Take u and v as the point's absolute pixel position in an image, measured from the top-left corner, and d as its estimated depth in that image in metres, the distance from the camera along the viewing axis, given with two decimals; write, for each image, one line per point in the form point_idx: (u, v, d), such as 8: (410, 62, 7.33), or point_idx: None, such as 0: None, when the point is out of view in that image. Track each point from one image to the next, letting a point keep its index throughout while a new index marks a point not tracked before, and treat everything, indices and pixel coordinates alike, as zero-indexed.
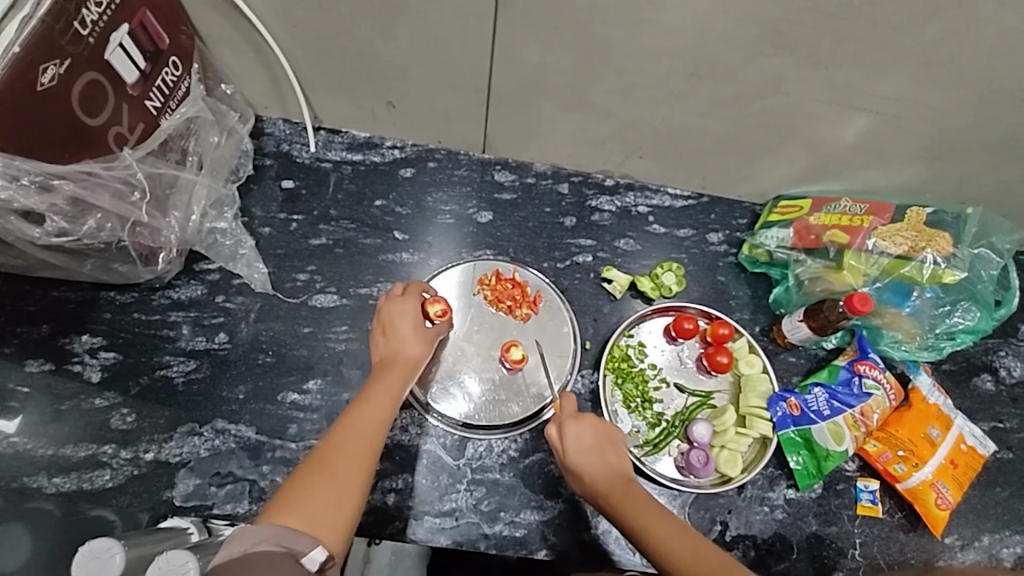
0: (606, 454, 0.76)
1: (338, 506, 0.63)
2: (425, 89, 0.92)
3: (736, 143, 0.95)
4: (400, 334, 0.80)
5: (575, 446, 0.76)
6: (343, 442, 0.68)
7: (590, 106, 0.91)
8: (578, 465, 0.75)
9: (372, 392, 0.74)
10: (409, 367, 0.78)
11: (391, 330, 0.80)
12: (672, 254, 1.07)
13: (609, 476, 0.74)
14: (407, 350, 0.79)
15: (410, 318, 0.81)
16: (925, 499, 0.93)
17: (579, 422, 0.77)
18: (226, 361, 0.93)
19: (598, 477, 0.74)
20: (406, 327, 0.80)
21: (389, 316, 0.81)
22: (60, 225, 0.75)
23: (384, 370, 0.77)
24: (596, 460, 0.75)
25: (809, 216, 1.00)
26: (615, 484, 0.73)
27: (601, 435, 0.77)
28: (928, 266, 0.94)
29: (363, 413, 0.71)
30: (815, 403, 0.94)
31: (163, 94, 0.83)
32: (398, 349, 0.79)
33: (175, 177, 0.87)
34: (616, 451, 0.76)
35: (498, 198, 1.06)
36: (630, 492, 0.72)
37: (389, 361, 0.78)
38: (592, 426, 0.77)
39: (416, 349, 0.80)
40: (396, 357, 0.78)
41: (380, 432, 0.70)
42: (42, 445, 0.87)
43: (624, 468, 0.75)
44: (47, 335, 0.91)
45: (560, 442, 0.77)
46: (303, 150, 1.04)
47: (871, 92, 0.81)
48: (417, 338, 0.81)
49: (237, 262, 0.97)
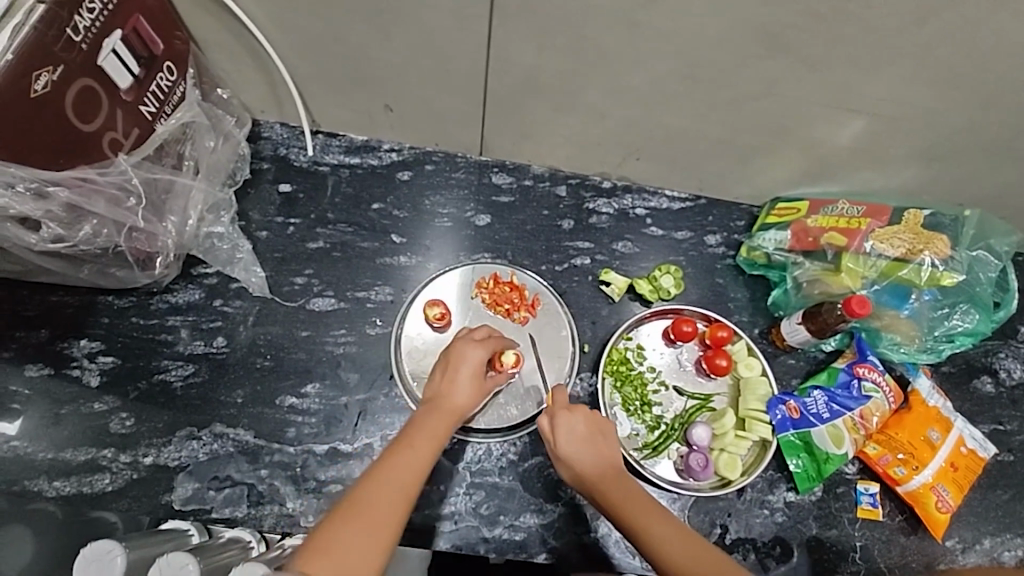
0: (598, 444, 0.76)
1: (371, 552, 0.59)
2: (421, 92, 0.92)
3: (733, 146, 0.95)
4: (456, 380, 0.78)
5: (567, 437, 0.75)
6: (383, 486, 0.65)
7: (586, 109, 0.91)
8: (571, 456, 0.75)
9: (420, 437, 0.71)
10: (458, 416, 0.76)
11: (452, 373, 0.79)
12: (670, 257, 1.07)
13: (601, 467, 0.74)
14: (460, 398, 0.77)
15: (472, 366, 0.80)
16: (926, 502, 0.93)
17: (572, 414, 0.77)
18: (224, 365, 0.93)
19: (590, 469, 0.74)
20: (463, 374, 0.79)
21: (456, 358, 0.80)
22: (56, 232, 0.76)
23: (431, 412, 0.75)
24: (588, 451, 0.75)
25: (807, 218, 1.00)
26: (607, 474, 0.74)
27: (593, 426, 0.77)
28: (926, 269, 0.94)
29: (406, 458, 0.68)
30: (815, 406, 0.94)
31: (159, 98, 0.83)
32: (453, 394, 0.77)
33: (171, 182, 0.87)
34: (607, 443, 0.76)
35: (496, 201, 1.06)
36: (626, 488, 0.73)
37: (440, 406, 0.76)
38: (585, 417, 0.77)
39: (468, 397, 0.78)
40: (449, 402, 0.76)
41: (421, 481, 0.68)
42: (41, 449, 0.88)
43: (617, 461, 0.75)
44: (46, 340, 0.91)
45: (552, 432, 0.76)
46: (300, 153, 1.04)
47: (867, 94, 0.80)
48: (471, 386, 0.79)
49: (235, 266, 0.97)
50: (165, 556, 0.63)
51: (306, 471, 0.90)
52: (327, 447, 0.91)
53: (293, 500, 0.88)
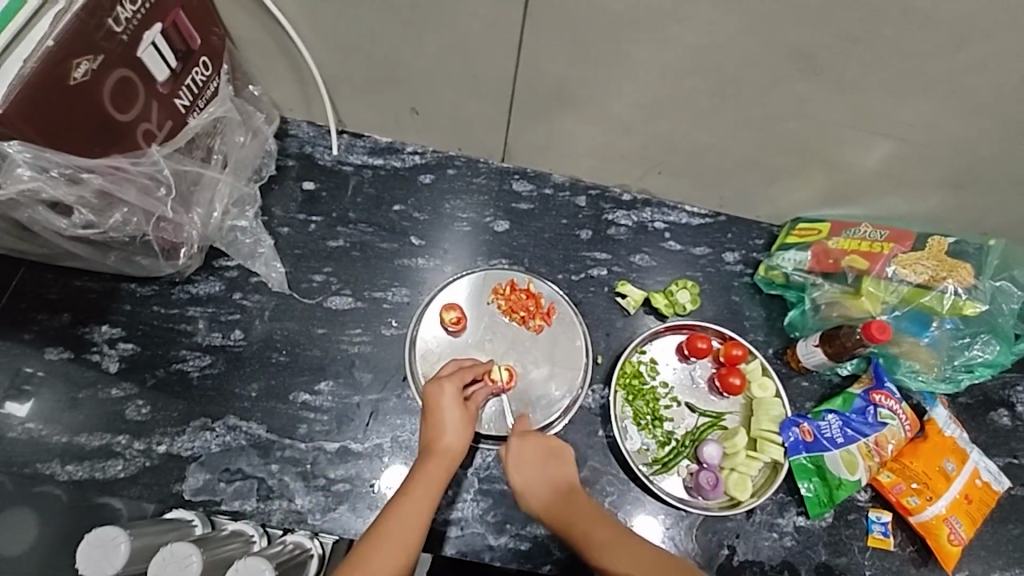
0: (549, 467, 0.81)
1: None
2: (449, 97, 0.93)
3: (757, 164, 0.94)
4: (446, 422, 0.81)
5: (517, 463, 0.81)
6: (386, 537, 0.69)
7: (612, 121, 0.91)
8: (524, 480, 0.80)
9: (416, 483, 0.75)
10: (453, 456, 0.79)
11: (437, 415, 0.82)
12: (688, 272, 1.06)
13: (553, 490, 0.79)
14: (452, 439, 0.80)
15: (454, 405, 0.82)
16: (938, 534, 0.91)
17: (524, 439, 0.82)
18: (240, 358, 0.94)
19: (541, 490, 0.79)
20: (449, 413, 0.81)
21: (436, 402, 0.83)
22: (86, 218, 0.77)
23: (428, 458, 0.78)
24: (536, 475, 0.80)
25: (828, 240, 0.99)
26: (559, 495, 0.79)
27: (546, 450, 0.82)
28: (948, 296, 0.93)
29: (406, 506, 0.72)
30: (829, 430, 0.93)
31: (192, 93, 0.85)
32: (445, 437, 0.80)
33: (200, 175, 0.88)
34: (560, 464, 0.82)
35: (515, 208, 1.06)
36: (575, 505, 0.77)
37: (435, 450, 0.79)
38: (537, 441, 0.83)
39: (459, 437, 0.80)
40: (440, 445, 0.79)
41: (424, 527, 0.71)
42: (55, 432, 0.88)
43: (569, 480, 0.80)
44: (68, 324, 0.92)
45: (508, 456, 0.82)
46: (326, 153, 1.05)
47: (895, 118, 0.80)
48: (460, 425, 0.81)
49: (256, 260, 0.98)
50: (166, 546, 0.66)
51: (315, 468, 0.90)
52: (338, 445, 0.91)
53: (302, 497, 0.89)
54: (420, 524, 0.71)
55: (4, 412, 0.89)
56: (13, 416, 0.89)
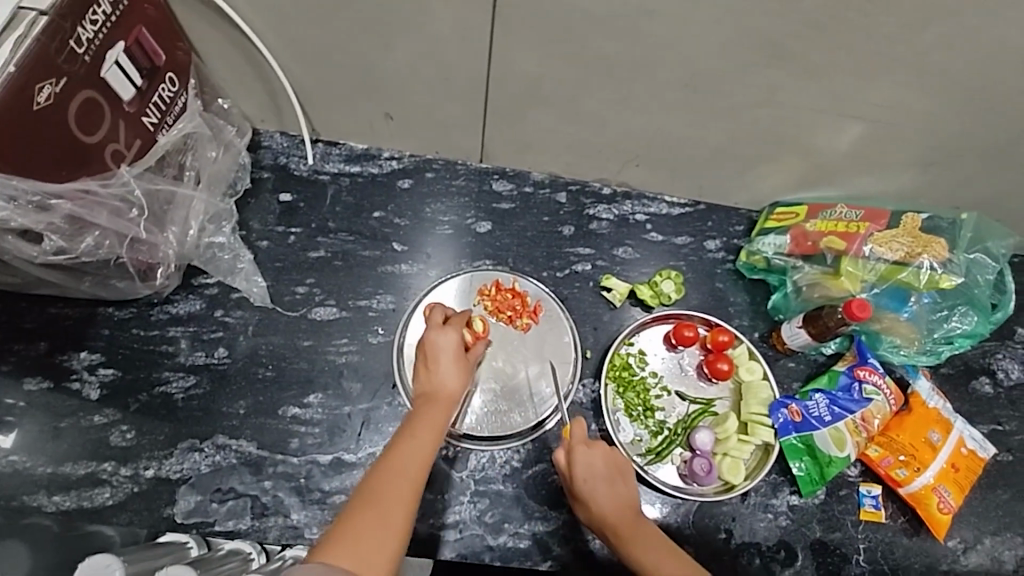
0: (615, 482, 0.78)
1: (389, 546, 0.60)
2: (423, 101, 0.92)
3: (734, 152, 0.95)
4: (442, 368, 0.79)
5: (584, 473, 0.78)
6: (390, 477, 0.66)
7: (587, 117, 0.91)
8: (587, 493, 0.78)
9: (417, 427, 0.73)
10: (453, 402, 0.78)
11: (434, 365, 0.80)
12: (670, 262, 1.07)
13: (618, 507, 0.76)
14: (451, 385, 0.78)
15: (451, 351, 0.80)
16: (928, 504, 0.93)
17: (590, 450, 0.79)
18: (226, 376, 0.93)
19: (607, 507, 0.77)
20: (448, 360, 0.80)
21: (432, 348, 0.81)
22: (57, 244, 0.74)
23: (427, 405, 0.76)
24: (604, 488, 0.77)
25: (805, 223, 1.01)
26: (624, 515, 0.76)
27: (611, 465, 0.79)
28: (925, 272, 0.95)
29: (410, 445, 0.70)
30: (816, 409, 0.95)
31: (161, 110, 0.83)
32: (442, 381, 0.78)
33: (172, 193, 0.86)
34: (625, 481, 0.78)
35: (496, 208, 1.06)
36: (639, 524, 0.75)
37: (432, 397, 0.77)
38: (604, 454, 0.79)
39: (456, 380, 0.79)
40: (439, 391, 0.78)
41: (429, 463, 0.70)
42: (40, 463, 0.87)
43: (633, 499, 0.78)
44: (45, 353, 0.90)
45: (569, 466, 0.79)
46: (301, 163, 1.04)
47: (865, 99, 0.81)
48: (456, 369, 0.80)
49: (237, 276, 0.97)
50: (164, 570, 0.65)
51: (309, 482, 0.89)
52: (331, 457, 0.90)
53: (298, 512, 0.88)
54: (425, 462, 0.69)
55: None
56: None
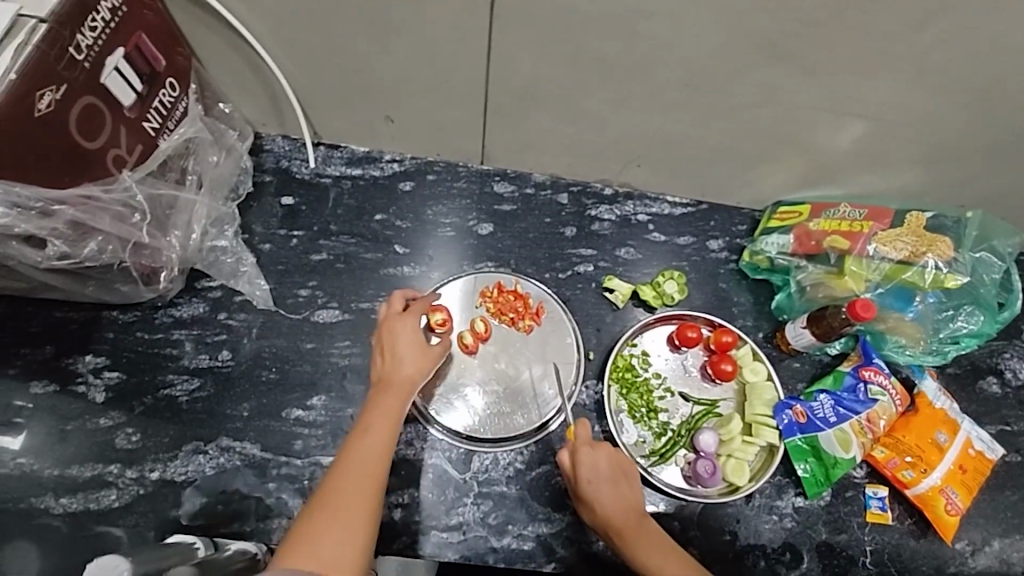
0: (619, 484, 0.78)
1: (350, 547, 0.63)
2: (424, 104, 0.92)
3: (736, 152, 0.95)
4: (398, 354, 0.78)
5: (588, 475, 0.78)
6: (347, 478, 0.67)
7: (588, 118, 0.91)
8: (591, 494, 0.78)
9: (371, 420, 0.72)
10: (410, 387, 0.76)
11: (391, 350, 0.78)
12: (673, 263, 1.07)
13: (622, 509, 0.77)
14: (408, 369, 0.77)
15: (408, 336, 0.79)
16: (935, 505, 0.92)
17: (594, 450, 0.79)
18: (230, 378, 0.93)
19: (611, 509, 0.77)
20: (404, 346, 0.78)
21: (389, 335, 0.79)
22: (61, 249, 0.75)
23: (382, 394, 0.75)
24: (608, 489, 0.78)
25: (809, 222, 1.00)
26: (628, 516, 0.76)
27: (616, 467, 0.79)
28: (930, 271, 0.94)
29: (366, 443, 0.70)
30: (821, 410, 0.94)
31: (162, 114, 0.84)
32: (398, 368, 0.77)
33: (175, 198, 0.87)
34: (629, 484, 0.78)
35: (497, 210, 1.06)
36: (642, 526, 0.76)
37: (387, 384, 0.76)
38: (608, 455, 0.79)
39: (413, 366, 0.77)
40: (395, 377, 0.76)
41: (387, 458, 0.70)
42: (47, 466, 0.87)
43: (637, 501, 0.78)
44: (51, 356, 0.91)
45: (574, 467, 0.79)
46: (303, 166, 1.04)
47: (866, 97, 0.81)
48: (415, 355, 0.78)
49: (240, 279, 0.97)
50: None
51: (313, 484, 0.89)
52: (334, 459, 0.91)
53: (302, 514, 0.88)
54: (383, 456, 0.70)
55: None
56: (5, 450, 0.87)
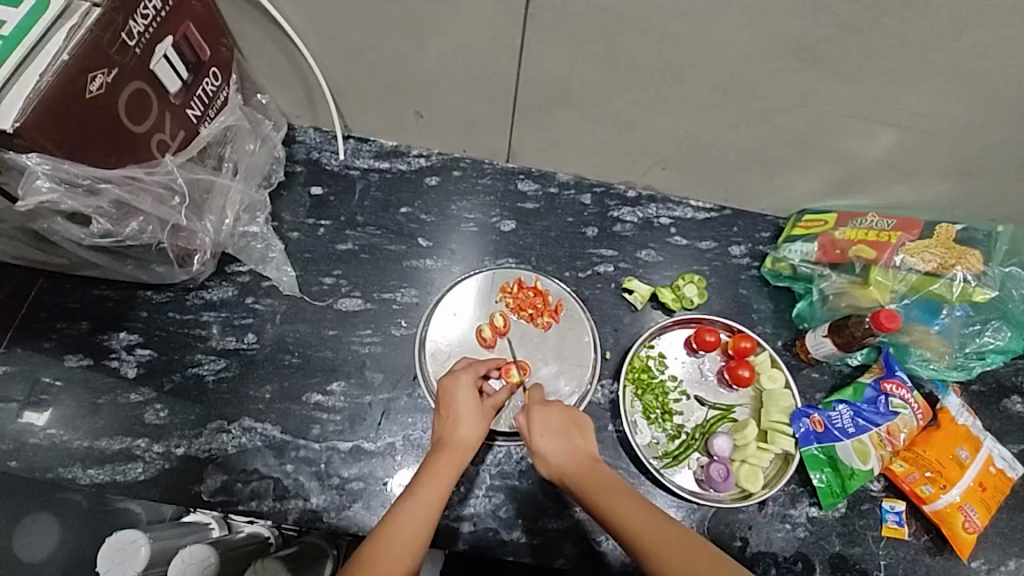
0: (573, 437, 0.79)
1: None
2: (453, 100, 0.94)
3: (763, 158, 0.95)
4: (461, 419, 0.81)
5: (541, 429, 0.79)
6: (394, 535, 0.67)
7: (615, 118, 0.92)
8: (545, 449, 0.78)
9: (430, 478, 0.74)
10: (468, 451, 0.79)
11: (450, 409, 0.82)
12: (693, 266, 1.07)
13: (576, 459, 0.77)
14: (466, 432, 0.80)
15: (467, 398, 0.83)
16: (953, 522, 0.91)
17: (546, 408, 0.81)
18: (254, 361, 0.96)
19: (564, 458, 0.77)
20: (463, 407, 0.82)
21: (449, 395, 0.83)
22: (104, 227, 0.78)
23: (440, 452, 0.78)
24: (561, 441, 0.78)
25: (834, 231, 1.00)
26: (581, 464, 0.76)
27: (569, 421, 0.81)
28: (958, 284, 0.93)
29: (415, 501, 0.71)
30: (839, 420, 0.93)
31: (204, 103, 0.87)
32: (459, 430, 0.80)
33: (211, 183, 0.89)
34: (583, 435, 0.80)
35: (521, 207, 1.07)
36: (596, 470, 0.75)
37: (448, 444, 0.79)
38: (559, 411, 0.81)
39: (473, 431, 0.81)
40: (454, 439, 0.79)
41: (434, 519, 0.70)
42: (77, 437, 0.90)
43: (592, 450, 0.78)
44: (87, 331, 0.95)
45: (527, 426, 0.80)
46: (332, 157, 1.07)
47: (899, 106, 0.80)
48: (475, 418, 0.82)
49: (267, 265, 1.00)
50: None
51: (329, 468, 0.91)
52: (351, 445, 0.92)
53: (318, 496, 0.90)
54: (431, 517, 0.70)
55: (23, 420, 0.90)
56: (33, 425, 0.90)
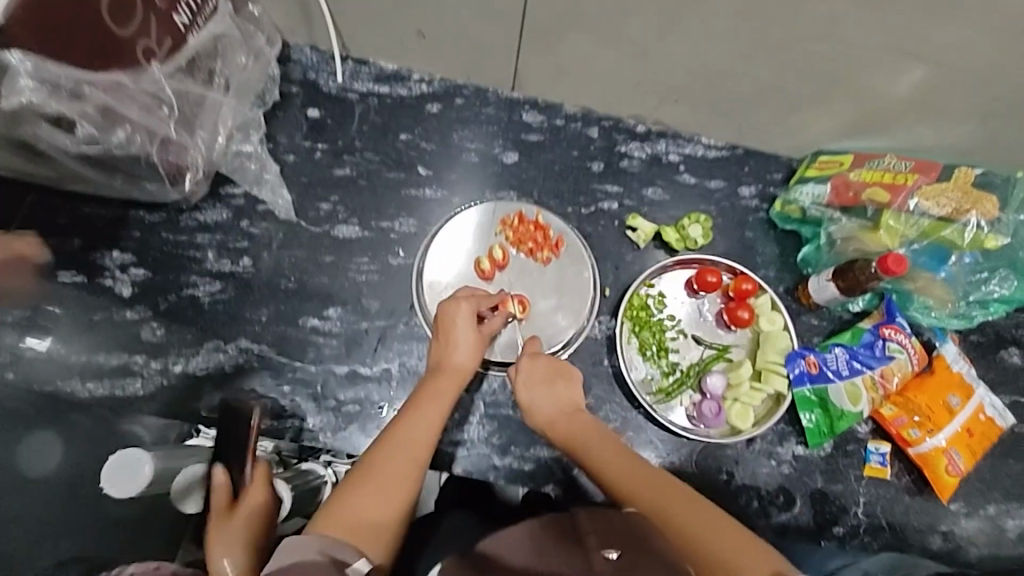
0: (555, 385, 0.81)
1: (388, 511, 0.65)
2: (457, 19, 0.88)
3: (780, 93, 0.90)
4: (457, 344, 0.82)
5: (525, 379, 0.81)
6: (393, 453, 0.69)
7: (629, 43, 0.86)
8: (527, 400, 0.80)
9: (428, 399, 0.76)
10: (465, 376, 0.80)
11: (448, 335, 0.83)
12: (700, 206, 1.04)
13: (559, 408, 0.79)
14: (463, 358, 0.81)
15: (467, 324, 0.83)
16: (936, 465, 0.93)
17: (533, 358, 0.82)
18: (251, 285, 0.95)
19: (546, 408, 0.79)
20: (461, 333, 0.82)
21: (448, 321, 0.83)
22: (91, 133, 0.76)
23: (436, 376, 0.79)
24: (544, 391, 0.80)
25: (850, 173, 0.95)
26: (563, 411, 0.79)
27: (553, 369, 0.82)
28: (971, 229, 0.91)
29: (413, 421, 0.73)
30: (835, 363, 0.93)
31: (192, 10, 0.78)
32: (455, 355, 0.81)
33: (203, 96, 0.85)
34: (567, 385, 0.81)
35: (525, 139, 1.03)
36: (578, 418, 0.78)
37: (444, 368, 0.80)
38: (544, 361, 0.82)
39: (469, 356, 0.82)
40: (450, 364, 0.81)
41: (432, 438, 0.72)
42: (76, 352, 0.91)
43: (575, 399, 0.80)
44: (79, 249, 0.94)
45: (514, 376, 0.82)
46: (330, 79, 1.02)
47: (932, 39, 0.75)
48: (472, 345, 0.82)
49: (263, 186, 0.98)
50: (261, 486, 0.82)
51: (326, 390, 0.92)
52: (348, 369, 0.93)
53: (315, 416, 0.92)
54: (430, 435, 0.72)
55: (20, 344, 0.89)
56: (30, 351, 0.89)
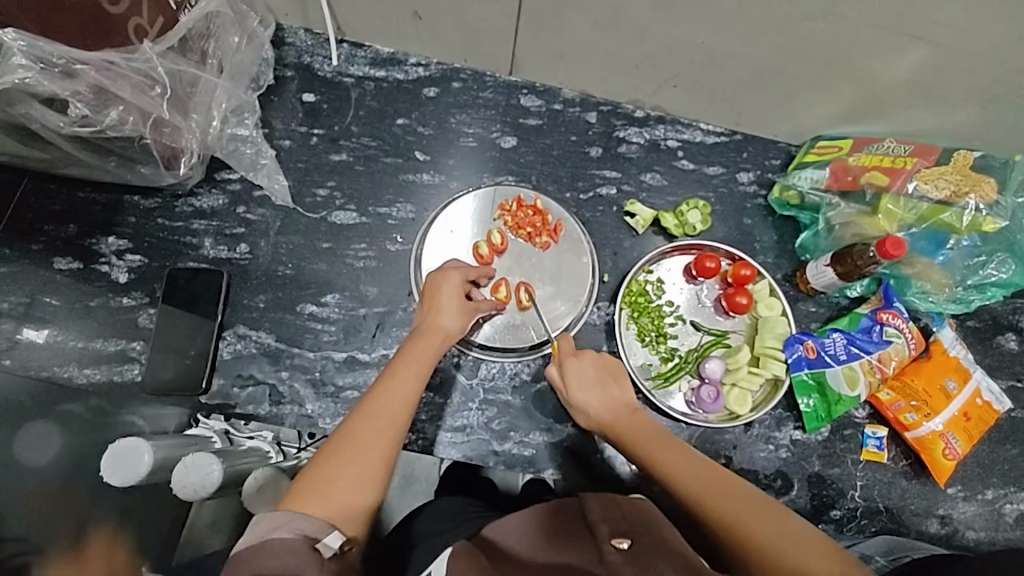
0: (609, 386, 0.81)
1: (362, 480, 0.65)
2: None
3: (778, 76, 0.89)
4: (444, 307, 0.82)
5: (577, 382, 0.81)
6: (371, 421, 0.69)
7: (626, 23, 0.85)
8: (581, 401, 0.80)
9: (408, 363, 0.76)
10: (445, 339, 0.80)
11: (434, 303, 0.83)
12: (698, 192, 1.04)
13: (613, 407, 0.79)
14: (447, 323, 0.81)
15: (452, 292, 0.84)
16: (933, 448, 0.93)
17: (580, 359, 0.83)
18: (247, 271, 0.94)
19: (602, 408, 0.79)
20: (447, 301, 0.83)
21: (433, 288, 0.84)
22: (83, 112, 0.76)
23: (418, 339, 0.79)
24: (596, 392, 0.80)
25: (848, 157, 0.96)
26: (621, 413, 0.79)
27: (603, 370, 0.82)
28: (969, 212, 0.90)
29: (393, 389, 0.72)
30: (832, 347, 0.94)
31: None
32: (439, 320, 0.81)
33: (196, 77, 0.84)
34: (618, 384, 0.81)
35: (523, 124, 1.02)
36: (637, 418, 0.78)
37: (427, 332, 0.80)
38: (593, 361, 0.83)
39: (453, 321, 0.82)
40: (433, 329, 0.80)
41: (410, 406, 0.72)
42: (72, 338, 0.90)
43: (630, 399, 0.80)
44: (74, 235, 0.93)
45: (563, 380, 0.82)
46: (325, 63, 1.01)
47: (931, 20, 0.74)
48: (456, 312, 0.83)
49: (259, 172, 0.97)
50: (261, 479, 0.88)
51: (324, 377, 0.92)
52: (346, 355, 0.93)
53: (313, 402, 0.91)
54: (408, 402, 0.72)
55: (21, 336, 0.90)
56: (32, 344, 0.90)
